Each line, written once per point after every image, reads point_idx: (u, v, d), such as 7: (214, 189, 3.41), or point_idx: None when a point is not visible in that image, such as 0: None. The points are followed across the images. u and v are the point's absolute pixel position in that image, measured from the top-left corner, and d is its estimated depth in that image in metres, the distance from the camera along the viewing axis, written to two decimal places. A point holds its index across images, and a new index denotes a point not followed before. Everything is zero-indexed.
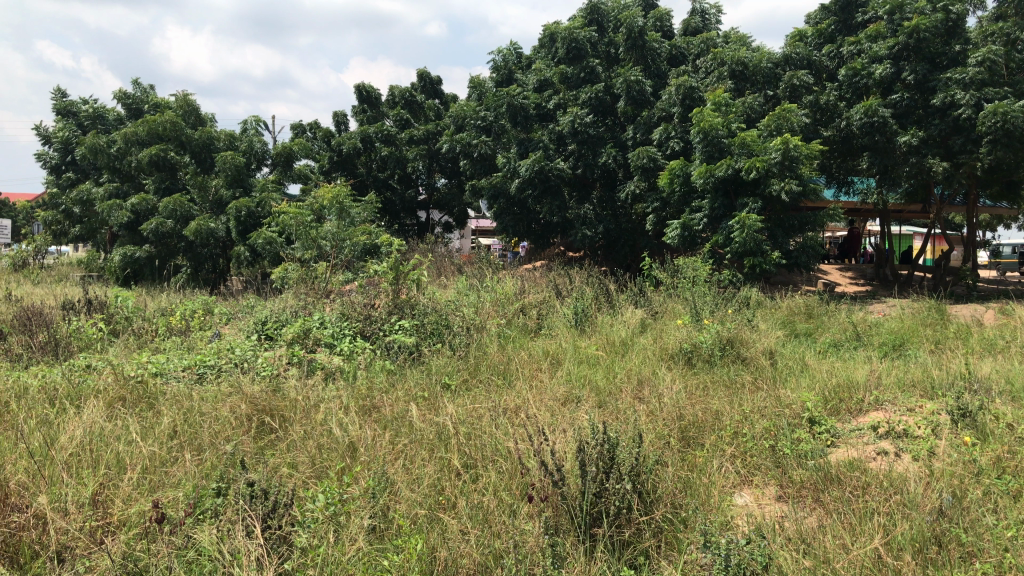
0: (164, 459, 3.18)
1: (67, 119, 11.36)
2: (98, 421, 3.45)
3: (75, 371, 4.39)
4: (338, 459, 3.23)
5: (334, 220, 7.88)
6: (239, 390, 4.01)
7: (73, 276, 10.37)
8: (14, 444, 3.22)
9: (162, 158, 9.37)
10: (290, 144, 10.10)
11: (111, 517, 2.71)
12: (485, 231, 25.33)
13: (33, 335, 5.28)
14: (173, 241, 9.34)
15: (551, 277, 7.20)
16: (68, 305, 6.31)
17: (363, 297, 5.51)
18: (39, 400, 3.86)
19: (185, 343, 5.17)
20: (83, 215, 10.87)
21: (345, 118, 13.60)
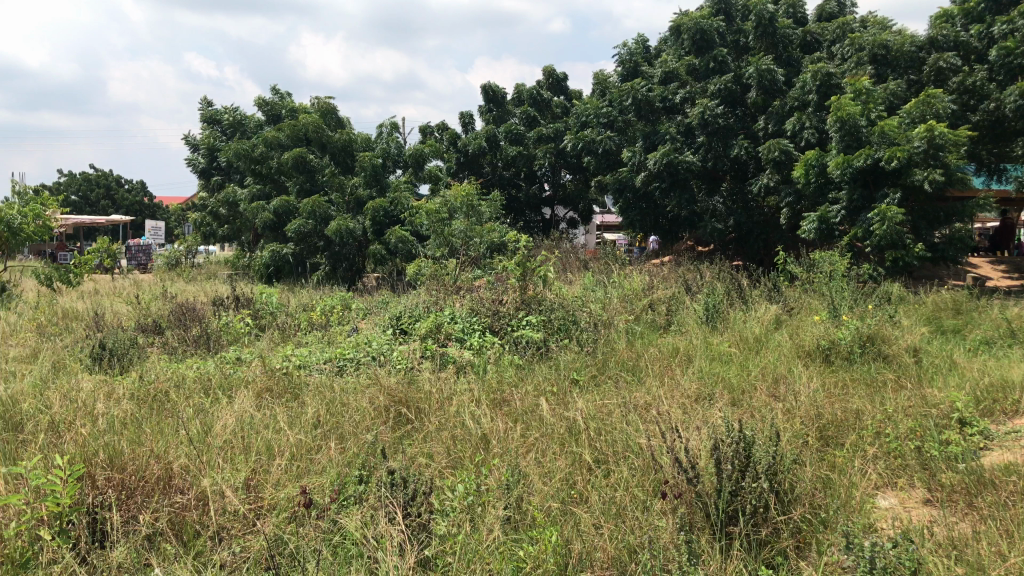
0: (309, 447, 3.34)
1: (212, 127, 12.04)
2: (248, 411, 3.66)
3: (227, 363, 4.66)
4: (471, 450, 3.30)
5: (463, 218, 8.03)
6: (376, 382, 4.17)
7: (221, 274, 10.98)
8: (175, 430, 3.45)
9: (301, 161, 9.80)
10: (421, 146, 10.34)
11: (262, 501, 2.87)
12: (610, 225, 25.21)
13: (188, 329, 5.64)
14: (313, 240, 9.76)
15: (680, 272, 7.10)
16: (218, 301, 6.70)
17: (492, 293, 5.59)
18: (195, 390, 4.12)
19: (325, 337, 5.39)
20: (229, 216, 11.49)
21: (471, 118, 13.83)
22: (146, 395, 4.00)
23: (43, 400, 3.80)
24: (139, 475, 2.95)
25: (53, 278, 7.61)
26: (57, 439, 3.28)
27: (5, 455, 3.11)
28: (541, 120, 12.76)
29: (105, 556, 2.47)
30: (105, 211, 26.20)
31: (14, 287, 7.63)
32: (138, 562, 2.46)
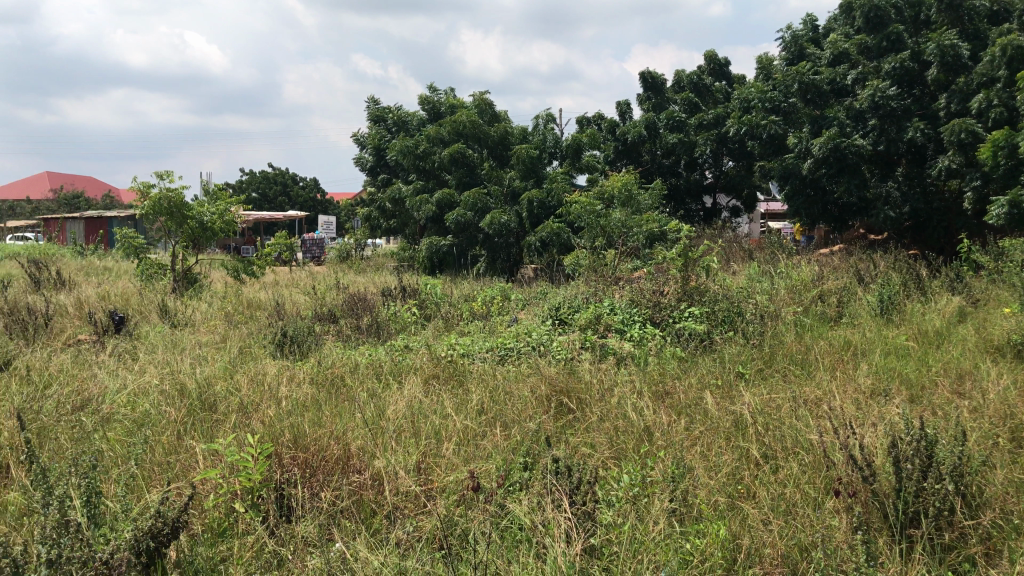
0: (476, 433, 3.43)
1: (379, 124, 12.54)
2: (417, 397, 3.80)
3: (396, 351, 4.86)
4: (634, 442, 3.29)
5: (622, 208, 7.99)
6: (537, 372, 4.23)
7: (387, 265, 11.44)
8: (351, 413, 3.64)
9: (462, 156, 10.05)
10: (578, 136, 10.35)
11: (432, 484, 2.98)
12: (774, 212, 24.36)
13: (359, 318, 5.92)
14: (473, 232, 9.99)
15: (851, 261, 6.77)
16: (386, 291, 6.99)
17: (652, 284, 5.54)
18: (368, 375, 4.33)
19: (487, 327, 5.52)
20: (395, 210, 11.95)
21: (630, 107, 13.72)
22: (324, 379, 4.24)
23: (233, 383, 4.10)
24: (320, 455, 3.13)
25: (238, 270, 8.17)
26: (247, 419, 3.54)
27: (203, 433, 3.39)
28: (702, 106, 12.49)
29: (291, 529, 2.64)
30: (282, 207, 27.87)
31: (204, 279, 8.25)
32: (320, 536, 2.62)
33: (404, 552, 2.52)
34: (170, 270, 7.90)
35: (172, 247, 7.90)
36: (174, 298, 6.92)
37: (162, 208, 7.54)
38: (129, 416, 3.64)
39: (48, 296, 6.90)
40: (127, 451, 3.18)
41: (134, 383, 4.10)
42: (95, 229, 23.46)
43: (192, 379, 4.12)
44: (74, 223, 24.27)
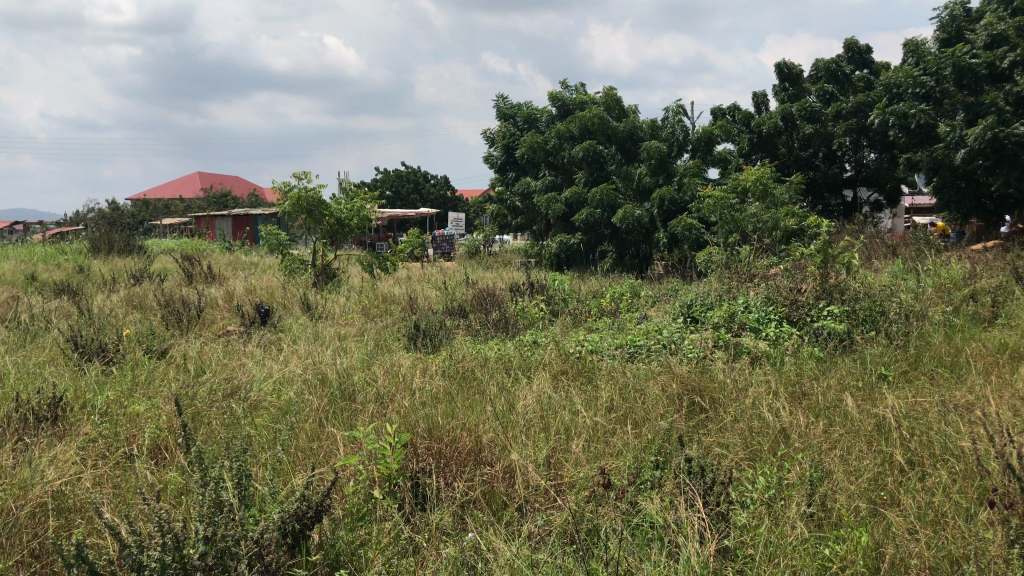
0: (606, 429, 3.42)
1: (509, 121, 12.67)
2: (546, 392, 3.83)
3: (525, 346, 4.91)
4: (771, 444, 3.19)
5: (757, 203, 7.77)
6: (668, 370, 4.18)
7: (516, 261, 11.54)
8: (483, 406, 3.71)
9: (592, 152, 10.03)
10: (711, 128, 10.13)
11: (562, 479, 2.99)
12: (920, 207, 23.11)
13: (488, 313, 6.01)
14: (602, 228, 9.97)
15: (1007, 258, 6.35)
16: (515, 287, 7.05)
17: (789, 281, 5.36)
18: (498, 369, 4.39)
19: (617, 323, 5.50)
20: (524, 207, 12.04)
21: (765, 98, 13.35)
22: (456, 372, 4.33)
23: (370, 374, 4.25)
24: (453, 446, 3.19)
25: (374, 266, 8.45)
26: (383, 409, 3.66)
27: (342, 421, 3.52)
28: (842, 96, 12.01)
29: (426, 518, 2.71)
30: (414, 204, 28.65)
31: (342, 275, 8.57)
32: (453, 524, 2.68)
33: (535, 544, 2.54)
34: (311, 265, 8.24)
35: (313, 243, 8.24)
36: (314, 292, 7.22)
37: (303, 206, 7.89)
38: (274, 403, 3.83)
39: (200, 290, 7.34)
40: (273, 437, 3.34)
41: (279, 372, 4.31)
42: (241, 226, 24.78)
43: (332, 370, 4.30)
44: (222, 221, 25.70)
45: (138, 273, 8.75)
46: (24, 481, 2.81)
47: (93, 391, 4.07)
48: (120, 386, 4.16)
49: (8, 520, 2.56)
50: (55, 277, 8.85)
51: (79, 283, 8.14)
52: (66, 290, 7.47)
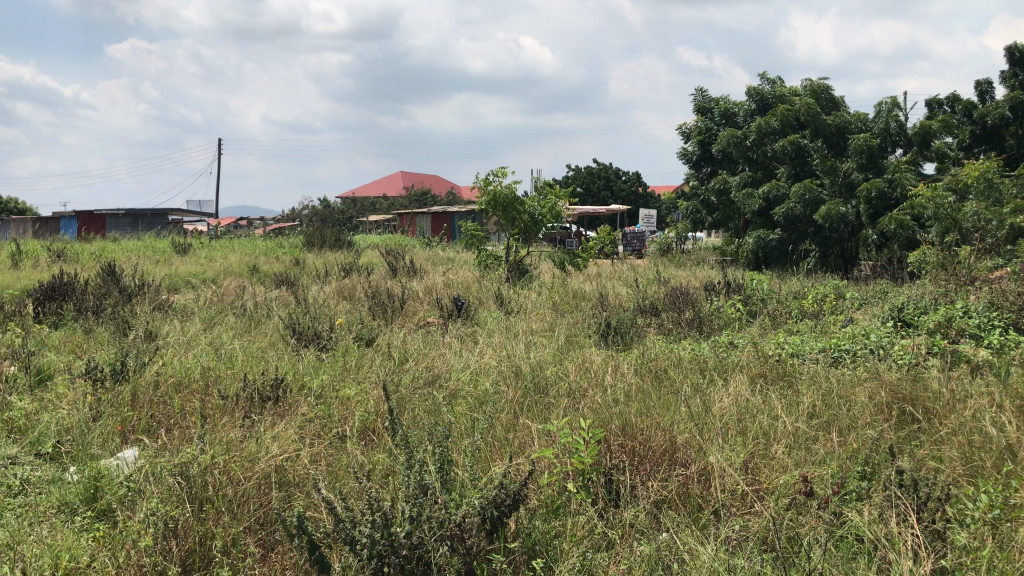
0: (807, 436, 3.28)
1: (705, 116, 12.42)
2: (743, 395, 3.73)
3: (721, 347, 4.79)
4: (995, 460, 2.94)
5: (978, 200, 7.18)
6: (876, 377, 3.95)
7: (709, 259, 11.30)
8: (677, 405, 3.66)
9: (793, 146, 9.66)
10: (928, 121, 9.46)
11: (761, 485, 2.89)
12: None
13: (682, 312, 5.93)
14: (803, 225, 9.54)
15: None
16: (710, 287, 6.90)
17: (1017, 285, 4.91)
18: (693, 369, 4.32)
19: (819, 326, 5.26)
20: (719, 204, 11.74)
21: (992, 85, 12.28)
22: (649, 371, 4.31)
23: (563, 368, 4.31)
24: (647, 445, 3.18)
25: (565, 262, 8.55)
26: (576, 404, 3.70)
27: (537, 414, 3.59)
28: None
29: (620, 516, 2.71)
30: (605, 202, 28.80)
31: (534, 271, 8.74)
32: (648, 523, 2.66)
33: (732, 549, 2.47)
34: (505, 260, 8.46)
35: (507, 239, 8.45)
36: (508, 287, 7.40)
37: (498, 203, 8.14)
38: (471, 393, 3.97)
39: (402, 282, 7.73)
40: (471, 425, 3.46)
41: (477, 364, 4.46)
42: (439, 223, 25.88)
43: (526, 363, 4.40)
44: (421, 219, 26.90)
45: (347, 266, 9.34)
46: (252, 454, 3.07)
47: (308, 374, 4.39)
48: (333, 370, 4.46)
49: (239, 488, 2.81)
50: (275, 268, 9.63)
51: (295, 275, 8.79)
52: (284, 281, 8.10)
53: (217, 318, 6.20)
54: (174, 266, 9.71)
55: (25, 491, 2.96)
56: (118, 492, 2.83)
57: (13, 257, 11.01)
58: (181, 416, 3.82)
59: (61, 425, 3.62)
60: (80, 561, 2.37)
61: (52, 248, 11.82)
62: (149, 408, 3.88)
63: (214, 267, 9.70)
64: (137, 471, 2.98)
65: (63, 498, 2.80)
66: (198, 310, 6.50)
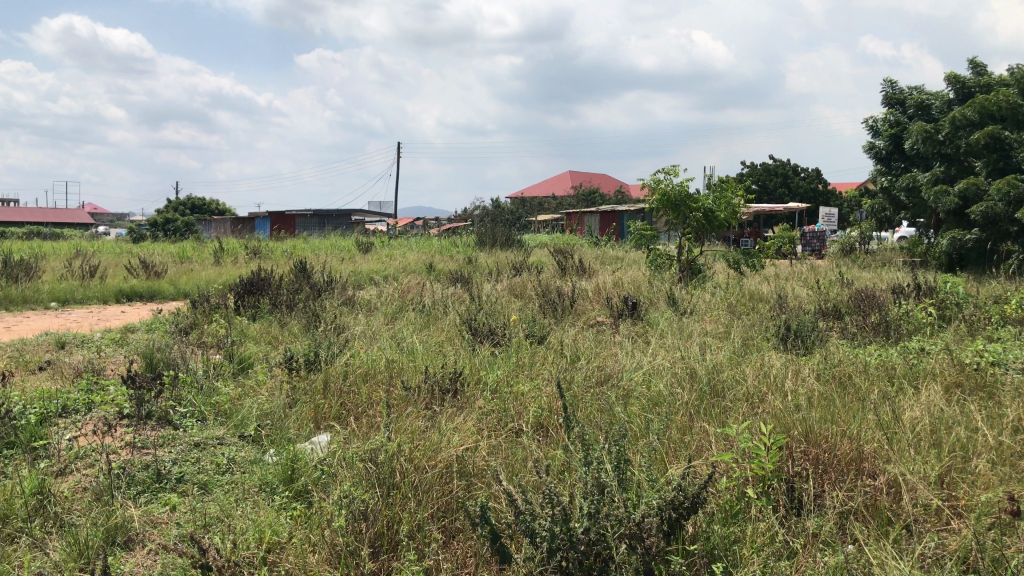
0: (1012, 452, 3.04)
1: (895, 109, 11.77)
2: (938, 405, 3.51)
3: (910, 353, 4.52)
4: None
5: None
6: None
7: (897, 260, 10.66)
8: (864, 413, 3.49)
9: (994, 139, 8.98)
10: None
11: (959, 501, 2.72)
12: None
13: (867, 316, 5.64)
14: (1004, 224, 8.82)
15: None
16: (898, 290, 6.52)
17: None
18: (880, 376, 4.10)
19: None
20: (909, 202, 11.06)
21: None
22: (832, 377, 4.13)
23: (740, 372, 4.21)
24: (832, 453, 3.05)
25: (740, 262, 8.32)
26: (755, 409, 3.60)
27: (714, 416, 3.53)
28: None
29: (803, 524, 2.62)
30: (782, 199, 27.81)
31: (707, 271, 8.57)
32: (834, 534, 2.56)
33: (928, 567, 2.34)
34: (677, 259, 8.35)
35: (679, 239, 8.33)
36: (680, 288, 7.29)
37: (670, 201, 8.04)
38: (645, 394, 3.94)
39: (573, 281, 7.79)
40: (646, 426, 3.44)
41: (649, 365, 4.43)
42: (609, 222, 25.77)
43: (701, 365, 4.33)
44: (592, 219, 27.08)
45: (519, 265, 9.51)
46: (434, 443, 3.20)
47: (485, 369, 4.51)
48: (508, 366, 4.57)
49: (423, 475, 2.93)
50: (450, 266, 9.95)
51: (470, 273, 9.05)
52: (459, 279, 8.36)
53: (398, 313, 6.50)
54: (358, 263, 10.23)
55: (231, 469, 3.22)
56: (312, 475, 3.02)
57: (216, 254, 11.97)
58: (368, 405, 4.02)
59: (262, 410, 3.91)
60: (281, 536, 2.57)
61: (250, 246, 12.76)
62: (340, 396, 4.12)
63: (394, 265, 10.16)
64: (329, 456, 3.18)
65: (264, 478, 3.02)
66: (380, 305, 6.83)
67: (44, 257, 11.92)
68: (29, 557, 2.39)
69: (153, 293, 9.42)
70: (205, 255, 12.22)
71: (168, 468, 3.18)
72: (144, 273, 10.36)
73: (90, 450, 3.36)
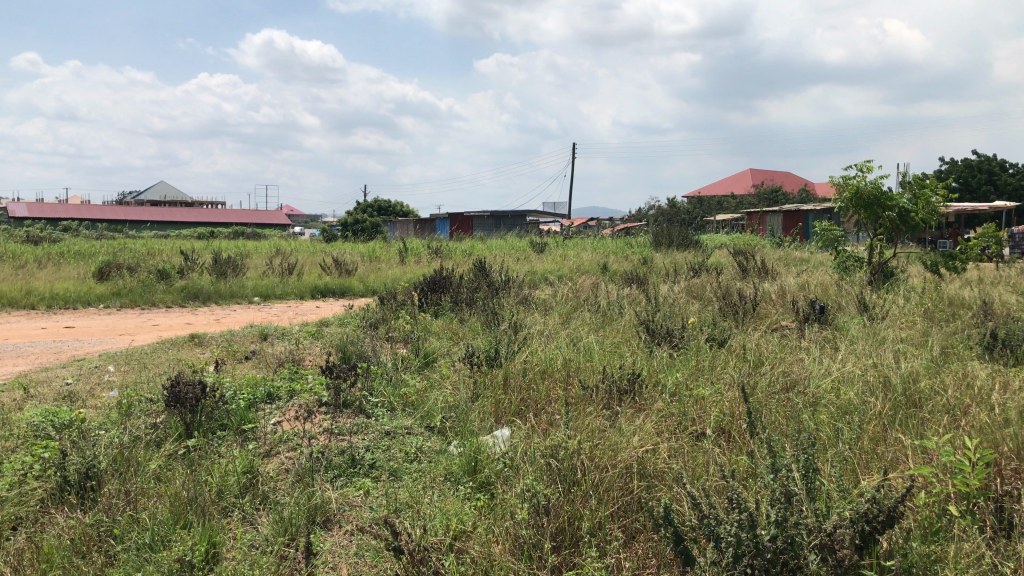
0: None
1: None
2: None
3: None
4: None
5: None
6: None
7: None
8: None
9: None
10: None
11: None
12: None
13: None
14: None
15: None
16: None
17: None
18: None
19: None
20: None
21: None
22: None
23: (941, 382, 3.95)
24: None
25: (939, 265, 7.79)
26: (957, 422, 3.38)
27: (911, 428, 3.34)
28: None
29: (1014, 547, 2.43)
30: (986, 196, 25.64)
31: (900, 275, 8.08)
32: None
33: None
34: (867, 262, 7.93)
35: (869, 241, 7.91)
36: (871, 291, 6.92)
37: (860, 200, 7.65)
38: (833, 401, 3.78)
39: (754, 283, 7.56)
40: (836, 436, 3.31)
41: (838, 371, 4.24)
42: (791, 223, 24.72)
43: (895, 373, 4.10)
44: (774, 217, 26.17)
45: (696, 266, 9.36)
46: (614, 443, 3.20)
47: (663, 372, 4.48)
48: (688, 369, 4.51)
49: (602, 474, 2.94)
50: (625, 266, 9.94)
51: (646, 274, 8.99)
52: (635, 279, 8.33)
53: (574, 313, 6.56)
54: (534, 263, 10.41)
55: (418, 458, 3.37)
56: (495, 467, 3.11)
57: (401, 253, 12.53)
58: (547, 402, 4.10)
59: (447, 403, 4.08)
60: (466, 525, 2.68)
61: (432, 246, 13.27)
62: (520, 392, 4.22)
63: (569, 265, 10.25)
64: (511, 450, 3.26)
65: (450, 469, 3.15)
66: (556, 304, 6.92)
67: (248, 256, 12.89)
68: (242, 530, 2.61)
69: (343, 290, 9.99)
70: (391, 253, 12.83)
71: (362, 454, 3.37)
72: (335, 271, 11.00)
73: (293, 434, 3.61)
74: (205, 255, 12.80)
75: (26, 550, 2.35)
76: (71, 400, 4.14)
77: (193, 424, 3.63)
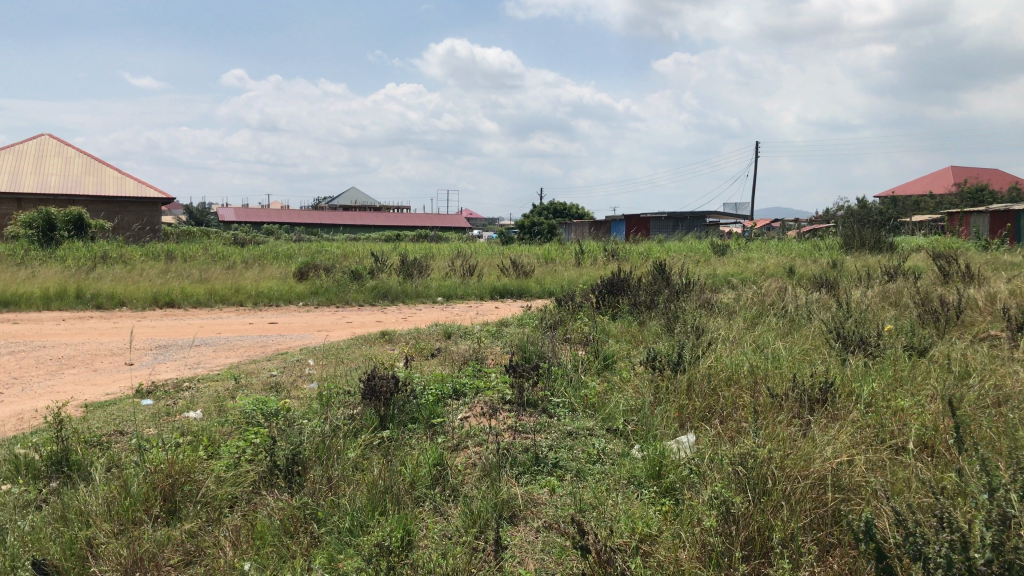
0: None
1: None
2: None
3: None
4: None
5: None
6: None
7: None
8: None
9: None
10: None
11: None
12: None
13: None
14: None
15: None
16: None
17: None
18: None
19: None
20: None
21: None
22: None
23: None
24: None
25: None
26: None
27: None
28: None
29: None
30: None
31: None
32: None
33: None
34: None
35: None
36: None
37: None
38: None
39: (958, 288, 7.04)
40: None
41: None
42: (1000, 223, 22.73)
43: None
44: (979, 216, 24.22)
45: (892, 269, 8.82)
46: (807, 453, 3.07)
47: (857, 381, 4.26)
48: (885, 379, 4.27)
49: (795, 484, 2.83)
50: (813, 270, 9.52)
51: (836, 277, 8.57)
52: (823, 283, 7.97)
53: (760, 317, 6.36)
54: (715, 266, 10.19)
55: (601, 459, 3.39)
56: (681, 473, 3.08)
57: (579, 255, 12.62)
58: (733, 408, 4.00)
59: (628, 406, 4.07)
60: (652, 529, 2.66)
61: (611, 248, 13.27)
62: (704, 398, 4.14)
63: (752, 268, 9.94)
64: (696, 456, 3.21)
65: (634, 473, 3.15)
66: (740, 309, 6.74)
67: (433, 257, 13.40)
68: (434, 521, 2.72)
69: (522, 291, 10.18)
70: (569, 256, 12.95)
71: (546, 452, 3.43)
72: (515, 272, 11.23)
73: (479, 430, 3.72)
74: (393, 256, 13.45)
75: (242, 527, 2.56)
76: (277, 391, 4.48)
77: (387, 417, 3.83)
